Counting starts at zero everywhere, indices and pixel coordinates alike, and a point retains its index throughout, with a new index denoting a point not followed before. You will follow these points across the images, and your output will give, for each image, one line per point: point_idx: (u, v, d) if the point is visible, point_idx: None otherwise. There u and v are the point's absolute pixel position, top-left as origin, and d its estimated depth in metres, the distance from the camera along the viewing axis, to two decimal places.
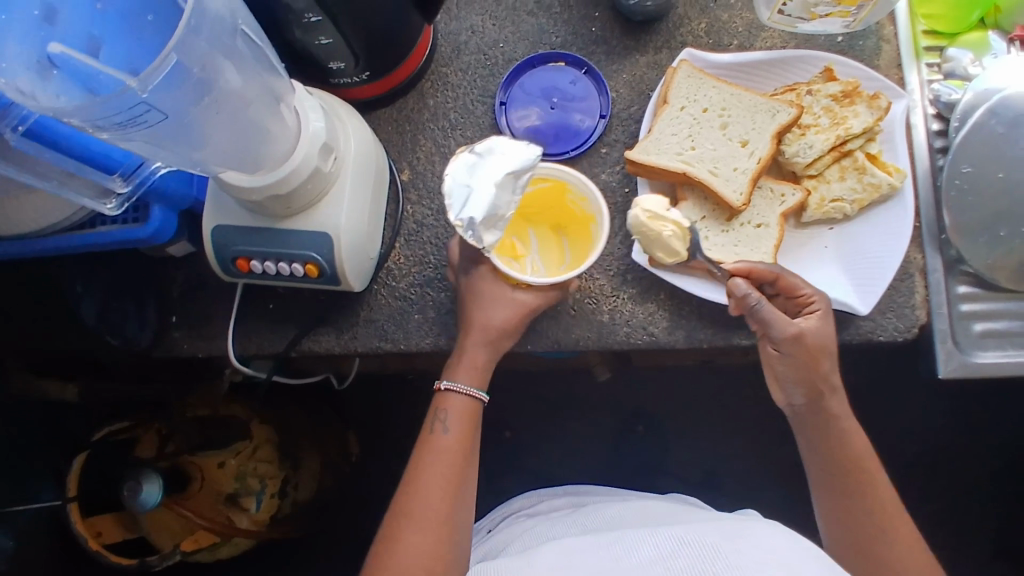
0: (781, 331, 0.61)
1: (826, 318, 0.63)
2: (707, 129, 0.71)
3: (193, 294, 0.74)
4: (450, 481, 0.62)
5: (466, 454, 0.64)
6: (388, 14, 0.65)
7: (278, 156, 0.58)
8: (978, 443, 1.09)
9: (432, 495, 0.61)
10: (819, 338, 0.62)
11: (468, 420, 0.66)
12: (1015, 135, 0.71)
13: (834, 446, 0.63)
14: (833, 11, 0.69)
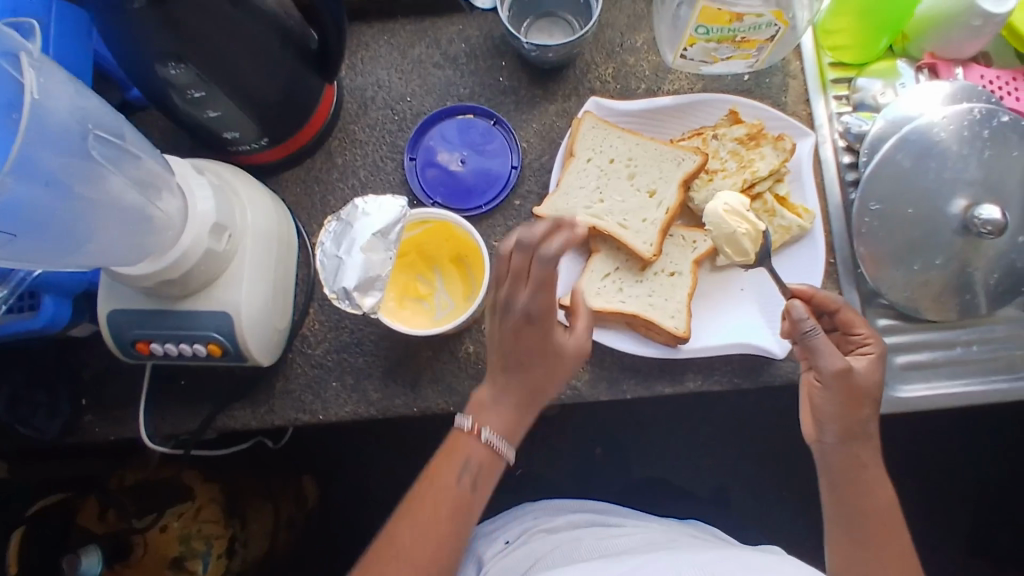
0: (830, 363, 0.57)
1: (880, 364, 0.59)
2: (616, 179, 0.72)
3: (103, 376, 0.73)
4: (428, 535, 0.58)
5: (466, 508, 0.60)
6: (280, 83, 0.65)
7: (166, 243, 0.55)
8: (961, 467, 1.01)
9: (424, 534, 0.58)
10: (868, 380, 0.58)
11: (483, 478, 0.61)
12: (921, 168, 0.67)
13: (865, 488, 0.59)
14: (733, 54, 0.69)
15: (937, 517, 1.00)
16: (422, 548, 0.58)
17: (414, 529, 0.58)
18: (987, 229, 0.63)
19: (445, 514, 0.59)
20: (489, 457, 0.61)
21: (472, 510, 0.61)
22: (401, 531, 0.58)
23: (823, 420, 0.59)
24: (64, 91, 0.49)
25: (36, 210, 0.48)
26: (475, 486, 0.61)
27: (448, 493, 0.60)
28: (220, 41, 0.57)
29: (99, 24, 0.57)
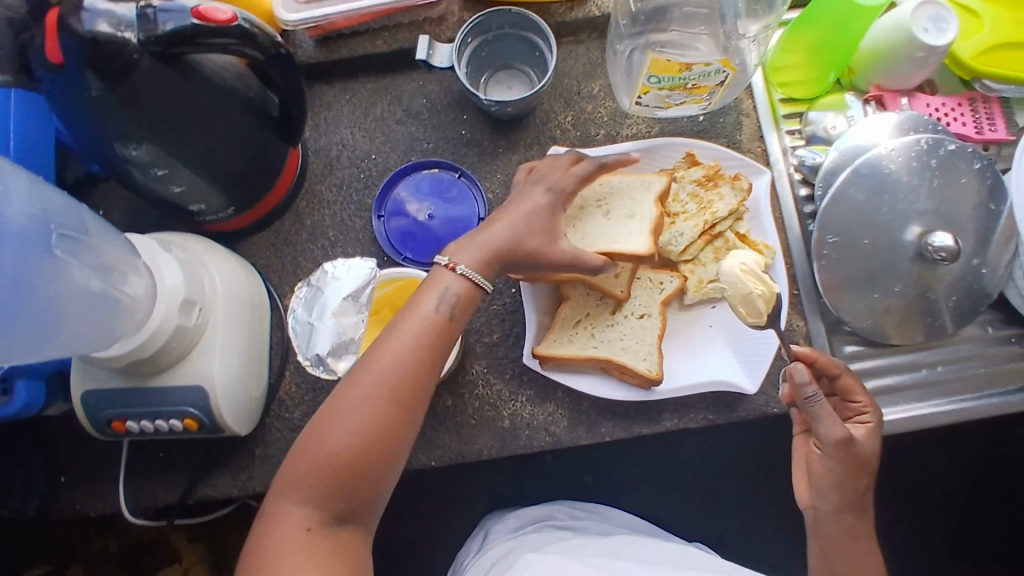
0: (831, 434, 0.57)
1: (876, 434, 0.61)
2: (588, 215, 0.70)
3: (79, 452, 0.72)
4: (384, 398, 0.51)
5: (437, 347, 0.54)
6: (244, 153, 0.65)
7: (135, 323, 0.56)
8: (945, 479, 1.02)
9: (392, 359, 0.52)
10: (866, 453, 0.60)
11: (439, 318, 0.55)
12: (875, 202, 0.69)
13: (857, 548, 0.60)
14: (687, 99, 0.71)
15: (923, 529, 1.01)
16: (384, 402, 0.51)
17: (377, 391, 0.51)
18: (941, 256, 0.64)
19: (414, 349, 0.53)
20: (461, 293, 0.56)
21: (445, 345, 0.55)
22: (361, 396, 0.51)
23: (822, 488, 0.60)
24: (24, 193, 0.47)
25: (9, 314, 0.46)
26: (448, 329, 0.55)
27: (405, 346, 0.53)
28: (181, 120, 0.58)
29: (59, 111, 0.57)
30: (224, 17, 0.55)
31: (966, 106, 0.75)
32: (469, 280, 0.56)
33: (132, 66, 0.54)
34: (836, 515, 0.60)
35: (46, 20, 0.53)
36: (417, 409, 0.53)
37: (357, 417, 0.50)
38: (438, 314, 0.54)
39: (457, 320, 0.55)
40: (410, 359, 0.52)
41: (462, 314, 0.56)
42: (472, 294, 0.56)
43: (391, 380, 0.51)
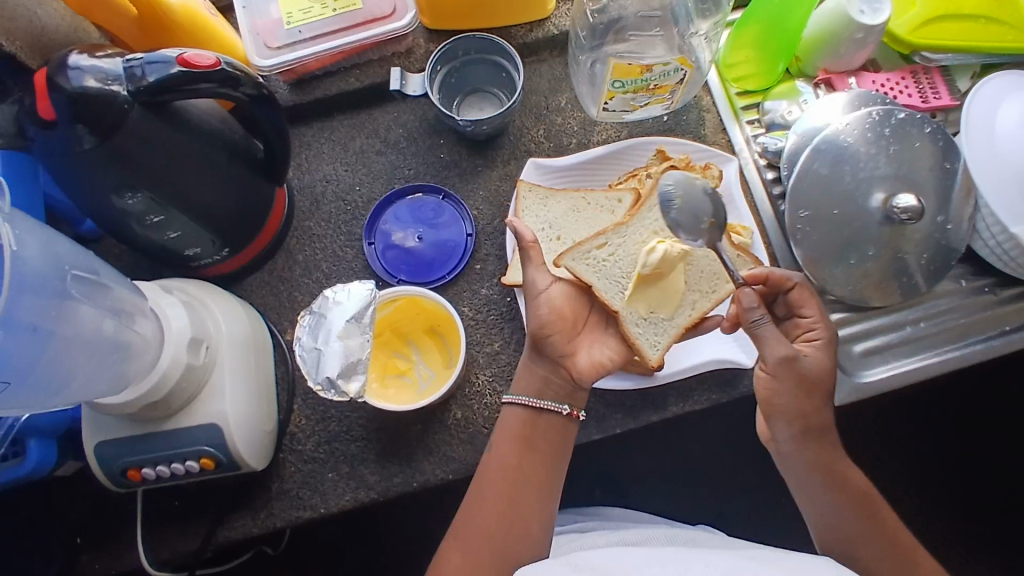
0: (774, 351, 0.61)
1: (825, 350, 0.63)
2: (610, 264, 0.69)
3: (93, 512, 0.72)
4: (487, 539, 0.60)
5: (512, 487, 0.62)
6: (234, 195, 0.67)
7: (145, 367, 0.57)
8: (943, 443, 1.05)
9: (477, 513, 0.62)
10: (814, 369, 0.62)
11: (516, 440, 0.64)
12: (839, 173, 0.73)
13: (841, 470, 0.62)
14: (650, 100, 0.75)
15: (932, 494, 1.04)
16: (479, 550, 0.60)
17: (464, 548, 0.60)
18: (907, 216, 0.68)
19: (490, 498, 0.62)
20: (520, 430, 0.64)
21: (524, 486, 0.62)
22: (455, 552, 0.61)
23: (777, 414, 0.63)
24: (38, 240, 0.49)
25: (22, 359, 0.47)
26: (512, 467, 0.63)
27: (487, 493, 0.62)
28: (172, 166, 0.60)
29: (51, 170, 0.59)
30: (207, 62, 0.57)
31: (909, 79, 0.81)
32: (526, 412, 0.65)
33: (123, 117, 0.56)
34: (811, 444, 0.62)
35: (37, 82, 0.55)
36: (519, 547, 0.60)
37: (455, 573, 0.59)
38: (512, 446, 0.64)
39: (525, 458, 0.63)
40: (486, 511, 0.61)
41: (528, 449, 0.64)
42: (554, 425, 0.65)
43: (475, 534, 0.61)
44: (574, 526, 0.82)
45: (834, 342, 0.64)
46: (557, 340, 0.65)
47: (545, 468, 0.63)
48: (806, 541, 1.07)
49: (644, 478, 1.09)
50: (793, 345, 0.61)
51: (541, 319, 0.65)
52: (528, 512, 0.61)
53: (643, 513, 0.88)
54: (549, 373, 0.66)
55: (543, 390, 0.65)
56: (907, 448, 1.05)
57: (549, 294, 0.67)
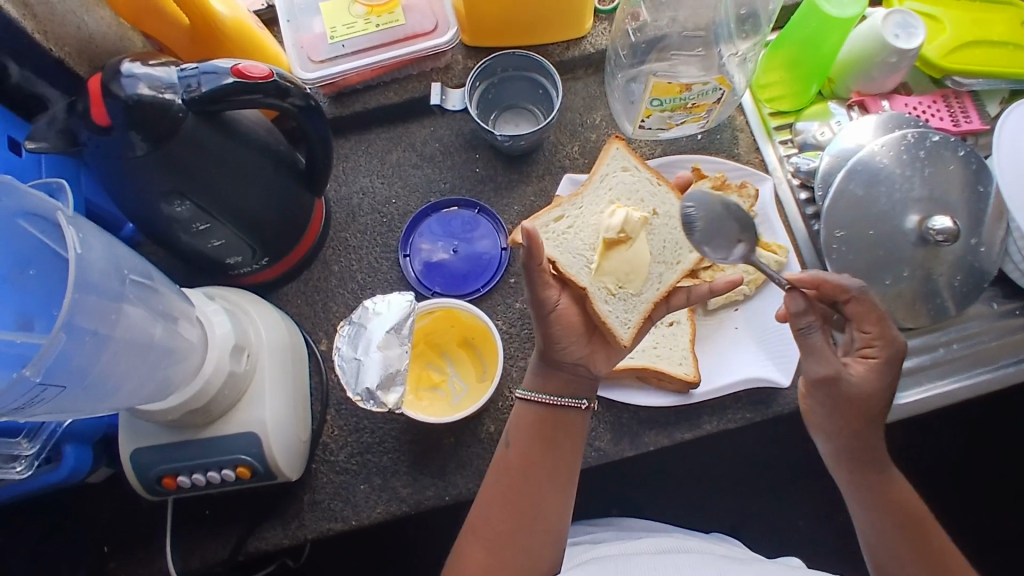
0: (814, 369, 0.62)
1: (880, 371, 0.60)
2: (574, 237, 0.69)
3: (123, 518, 0.71)
4: (501, 533, 0.60)
5: (530, 485, 0.62)
6: (277, 204, 0.68)
7: (189, 372, 0.57)
8: (965, 468, 1.05)
9: (492, 515, 0.61)
10: (860, 393, 0.60)
11: (532, 437, 0.63)
12: (874, 194, 0.73)
13: (879, 487, 0.63)
14: (687, 119, 0.76)
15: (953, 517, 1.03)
16: (494, 545, 0.60)
17: (484, 547, 0.60)
18: (942, 238, 0.69)
19: (501, 497, 0.61)
20: (537, 427, 0.63)
21: (542, 484, 0.62)
22: (475, 551, 0.61)
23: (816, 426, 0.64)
24: (97, 242, 0.49)
25: (81, 361, 0.47)
26: (529, 465, 0.62)
27: (503, 493, 0.62)
28: (220, 174, 0.61)
29: (103, 175, 0.60)
30: (260, 74, 0.58)
31: (940, 103, 0.82)
32: (544, 410, 0.64)
33: (178, 125, 0.56)
34: (844, 461, 0.64)
35: (91, 89, 0.56)
36: (535, 543, 0.61)
37: (475, 573, 0.60)
38: (527, 446, 0.63)
39: (542, 456, 0.62)
40: (503, 511, 0.61)
41: (549, 446, 0.63)
42: (572, 421, 0.64)
43: (494, 533, 0.61)
44: (585, 539, 0.80)
45: (895, 360, 0.60)
46: (573, 348, 0.63)
47: (565, 464, 0.63)
48: (826, 562, 1.07)
49: (663, 496, 1.09)
50: (836, 364, 0.61)
51: (553, 334, 0.62)
52: (541, 509, 0.61)
53: (657, 524, 0.87)
54: (571, 376, 0.65)
55: (564, 389, 0.64)
56: (928, 472, 1.05)
57: (559, 308, 0.62)
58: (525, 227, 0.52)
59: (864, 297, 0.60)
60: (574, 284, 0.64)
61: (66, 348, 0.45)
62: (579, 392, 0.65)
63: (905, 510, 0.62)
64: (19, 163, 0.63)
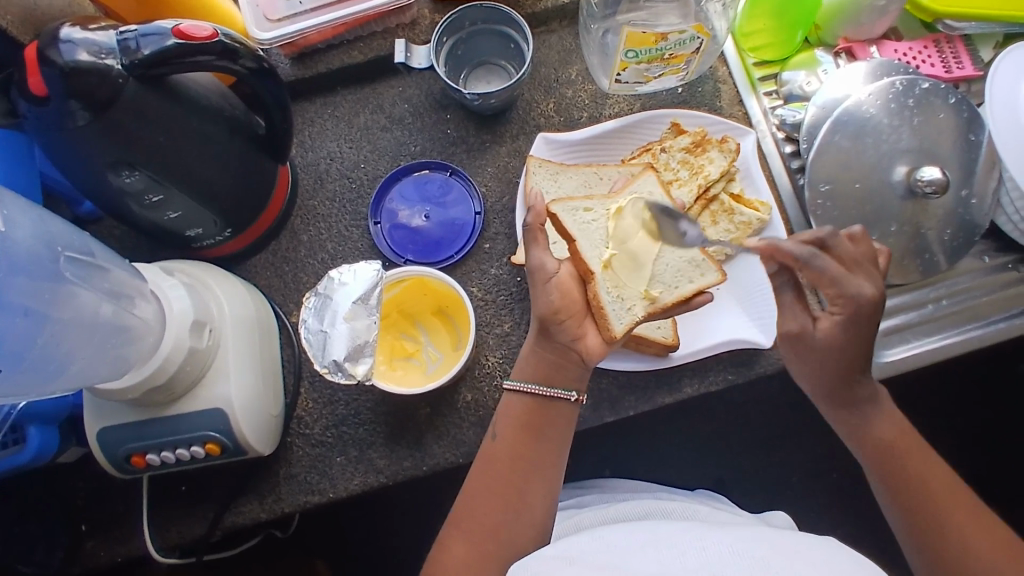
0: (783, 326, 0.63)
1: (845, 327, 0.58)
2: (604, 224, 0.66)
3: (99, 498, 0.71)
4: (485, 522, 0.59)
5: (513, 470, 0.60)
6: (235, 172, 0.65)
7: (147, 350, 0.54)
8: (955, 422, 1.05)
9: (477, 507, 0.60)
10: (824, 346, 0.59)
11: (521, 425, 0.61)
12: (860, 146, 0.70)
13: (863, 424, 0.61)
14: (665, 71, 0.72)
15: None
16: (478, 532, 0.59)
17: (467, 538, 0.59)
18: (931, 189, 0.66)
19: (481, 487, 0.60)
20: (526, 418, 0.61)
21: (524, 471, 0.60)
22: (458, 543, 0.59)
23: (801, 369, 0.63)
24: (27, 219, 0.48)
25: (15, 342, 0.46)
26: (518, 458, 0.60)
27: (487, 479, 0.60)
28: (170, 143, 0.58)
29: (47, 148, 0.57)
30: (204, 34, 0.55)
31: (932, 49, 0.78)
32: (532, 400, 0.61)
33: (119, 91, 0.53)
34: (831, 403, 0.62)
35: (28, 57, 0.53)
36: (520, 535, 0.59)
37: (458, 565, 0.58)
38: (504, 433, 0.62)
39: (530, 448, 0.61)
40: (489, 501, 0.59)
41: (536, 437, 0.61)
42: (562, 412, 0.62)
43: (477, 523, 0.59)
44: (570, 501, 0.79)
45: (860, 317, 0.57)
46: (569, 324, 0.60)
47: (551, 458, 0.61)
48: (816, 516, 1.07)
49: (652, 456, 1.08)
50: (802, 321, 0.62)
51: (551, 305, 0.59)
52: (527, 498, 0.59)
53: (640, 484, 0.86)
54: (561, 358, 0.61)
55: (551, 376, 0.61)
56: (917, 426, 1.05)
57: (559, 276, 0.61)
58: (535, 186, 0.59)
59: (839, 238, 0.59)
60: (584, 264, 0.62)
61: None
62: (568, 382, 0.62)
63: (892, 443, 0.60)
64: None
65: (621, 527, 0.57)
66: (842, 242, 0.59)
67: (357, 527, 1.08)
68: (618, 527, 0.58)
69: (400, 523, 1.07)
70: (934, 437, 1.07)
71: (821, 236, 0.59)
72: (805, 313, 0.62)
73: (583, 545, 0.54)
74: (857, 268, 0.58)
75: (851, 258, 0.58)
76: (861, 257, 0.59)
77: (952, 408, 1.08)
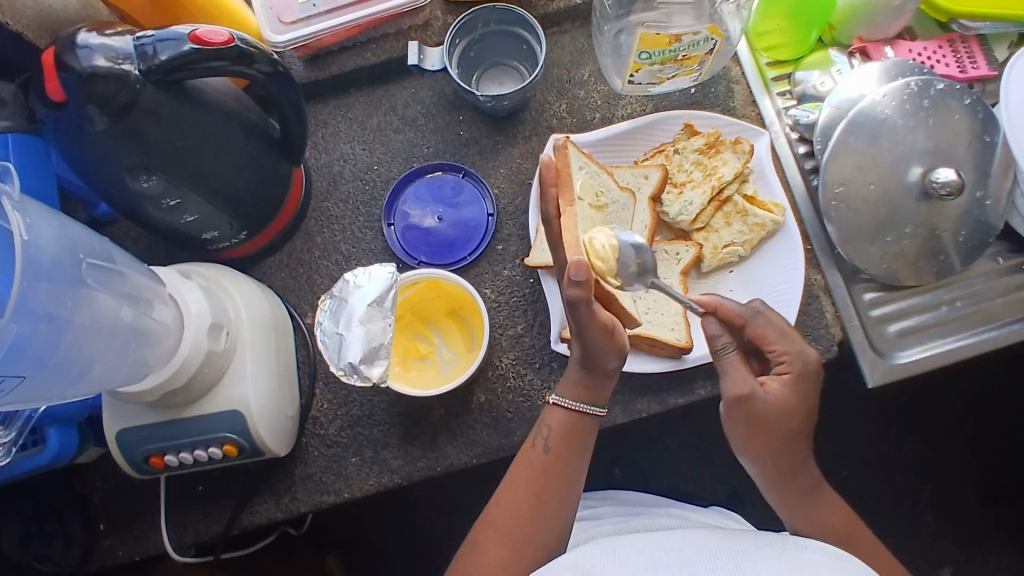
0: (730, 387, 0.60)
1: (793, 387, 0.60)
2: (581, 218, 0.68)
3: (116, 496, 0.71)
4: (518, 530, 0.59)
5: (549, 482, 0.61)
6: (250, 175, 0.65)
7: (164, 354, 0.56)
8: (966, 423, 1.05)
9: (517, 514, 0.60)
10: (771, 409, 0.59)
11: (568, 439, 0.63)
12: (876, 146, 0.70)
13: (812, 513, 0.60)
14: (678, 72, 0.72)
15: (948, 474, 1.06)
16: (510, 541, 0.59)
17: (501, 543, 0.59)
18: (946, 191, 0.65)
19: (523, 495, 0.61)
20: (566, 434, 0.63)
21: (560, 480, 0.61)
22: (488, 548, 0.60)
23: (747, 449, 0.61)
24: (49, 225, 0.48)
25: (41, 348, 0.47)
26: (556, 473, 0.61)
27: (522, 493, 0.61)
28: (187, 148, 0.58)
29: (65, 152, 0.57)
30: (221, 38, 0.55)
31: (946, 49, 0.78)
32: (573, 415, 0.63)
33: (137, 96, 0.54)
34: (777, 492, 0.61)
35: (45, 63, 0.53)
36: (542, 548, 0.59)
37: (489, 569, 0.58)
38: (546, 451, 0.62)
39: (566, 465, 0.62)
40: (519, 511, 0.60)
41: (574, 453, 0.62)
42: (588, 425, 0.64)
43: (508, 532, 0.60)
44: (579, 514, 0.79)
45: (807, 373, 0.61)
46: (619, 352, 0.60)
47: (579, 474, 0.63)
48: None
49: (661, 454, 1.09)
50: (751, 384, 0.60)
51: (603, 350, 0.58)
52: (561, 505, 0.61)
53: (649, 492, 0.86)
54: (606, 375, 0.62)
55: (585, 394, 0.63)
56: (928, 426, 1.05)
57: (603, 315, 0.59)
58: (582, 261, 0.49)
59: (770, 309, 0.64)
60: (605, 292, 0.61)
61: (19, 336, 0.45)
62: (599, 399, 0.64)
63: (841, 532, 0.59)
64: None
65: (636, 539, 0.57)
66: (773, 311, 0.64)
67: (369, 525, 1.09)
68: (627, 538, 0.58)
69: (412, 519, 1.09)
70: (946, 437, 1.07)
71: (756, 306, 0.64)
72: (751, 375, 0.60)
73: (592, 553, 0.54)
74: (794, 333, 0.63)
75: (784, 326, 0.63)
76: (789, 327, 0.63)
77: (964, 408, 1.08)
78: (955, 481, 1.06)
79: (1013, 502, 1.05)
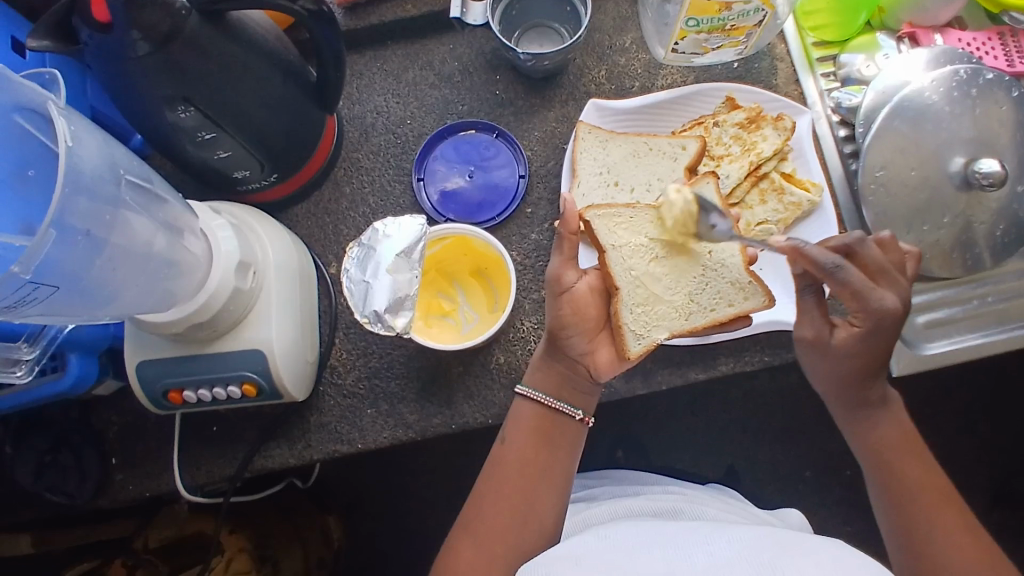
0: (802, 330, 0.61)
1: (864, 338, 0.57)
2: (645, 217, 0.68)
3: (132, 432, 0.72)
4: (505, 512, 0.60)
5: (521, 474, 0.61)
6: (285, 115, 0.64)
7: (194, 286, 0.55)
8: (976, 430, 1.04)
9: (490, 513, 0.60)
10: (840, 351, 0.59)
11: (533, 430, 0.63)
12: (921, 131, 0.68)
13: (870, 425, 0.60)
14: (723, 43, 0.71)
15: (951, 479, 1.06)
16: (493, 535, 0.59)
17: (474, 539, 0.59)
18: (988, 182, 0.64)
19: (500, 491, 0.61)
20: (536, 425, 0.63)
21: (534, 478, 0.61)
22: (467, 543, 0.59)
23: (815, 369, 0.62)
24: (91, 141, 0.48)
25: (75, 264, 0.47)
26: (530, 462, 0.62)
27: (495, 484, 0.61)
28: (226, 82, 0.58)
29: (103, 77, 0.57)
30: None
31: (995, 41, 0.76)
32: (542, 409, 0.63)
33: (180, 24, 0.52)
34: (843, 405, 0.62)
35: None
36: (528, 541, 0.59)
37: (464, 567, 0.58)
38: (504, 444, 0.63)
39: (541, 454, 0.62)
40: (497, 506, 0.60)
41: (546, 444, 0.63)
42: (565, 429, 0.64)
43: (485, 528, 0.59)
44: (581, 492, 0.78)
45: (883, 326, 0.56)
46: (576, 338, 0.63)
47: (561, 465, 0.63)
48: (827, 513, 1.07)
49: (666, 436, 1.09)
50: (819, 326, 0.60)
51: (562, 314, 0.62)
52: (534, 505, 0.60)
53: (654, 472, 0.86)
54: (569, 371, 0.64)
55: (562, 390, 0.64)
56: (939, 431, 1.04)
57: (575, 291, 0.64)
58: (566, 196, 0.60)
59: (866, 244, 0.58)
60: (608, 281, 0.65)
61: (56, 249, 0.45)
62: (576, 401, 0.64)
63: (899, 445, 0.60)
64: (17, 61, 0.61)
65: (632, 526, 0.57)
66: (869, 247, 0.58)
67: (371, 487, 1.10)
68: (624, 525, 0.58)
69: (414, 484, 1.09)
70: (955, 443, 1.07)
71: (849, 242, 0.59)
72: (823, 319, 0.60)
73: (585, 543, 0.55)
74: (881, 277, 0.57)
75: (877, 266, 0.58)
76: (888, 265, 0.58)
77: (976, 416, 1.07)
78: (961, 489, 1.06)
79: (1016, 512, 1.04)
